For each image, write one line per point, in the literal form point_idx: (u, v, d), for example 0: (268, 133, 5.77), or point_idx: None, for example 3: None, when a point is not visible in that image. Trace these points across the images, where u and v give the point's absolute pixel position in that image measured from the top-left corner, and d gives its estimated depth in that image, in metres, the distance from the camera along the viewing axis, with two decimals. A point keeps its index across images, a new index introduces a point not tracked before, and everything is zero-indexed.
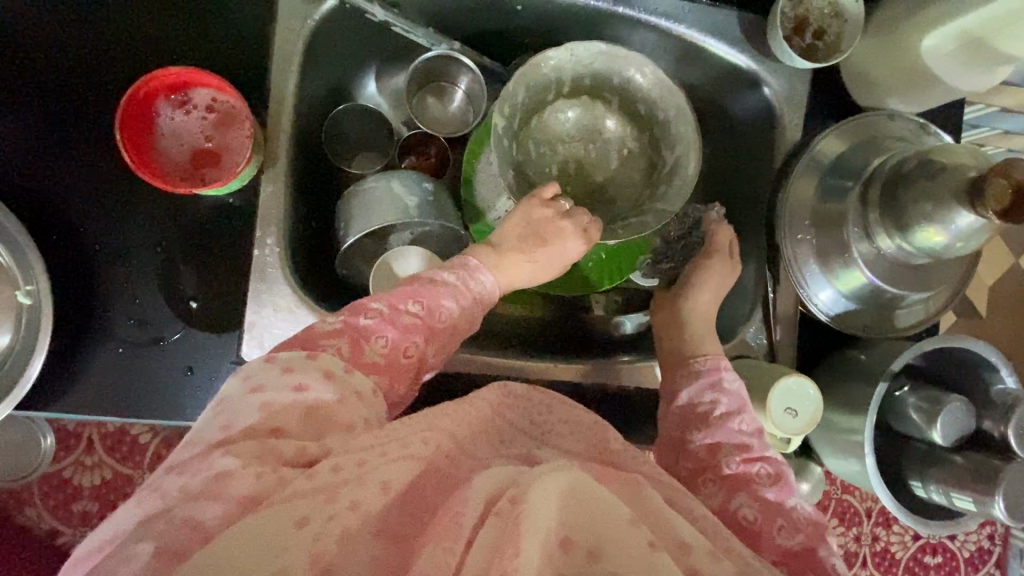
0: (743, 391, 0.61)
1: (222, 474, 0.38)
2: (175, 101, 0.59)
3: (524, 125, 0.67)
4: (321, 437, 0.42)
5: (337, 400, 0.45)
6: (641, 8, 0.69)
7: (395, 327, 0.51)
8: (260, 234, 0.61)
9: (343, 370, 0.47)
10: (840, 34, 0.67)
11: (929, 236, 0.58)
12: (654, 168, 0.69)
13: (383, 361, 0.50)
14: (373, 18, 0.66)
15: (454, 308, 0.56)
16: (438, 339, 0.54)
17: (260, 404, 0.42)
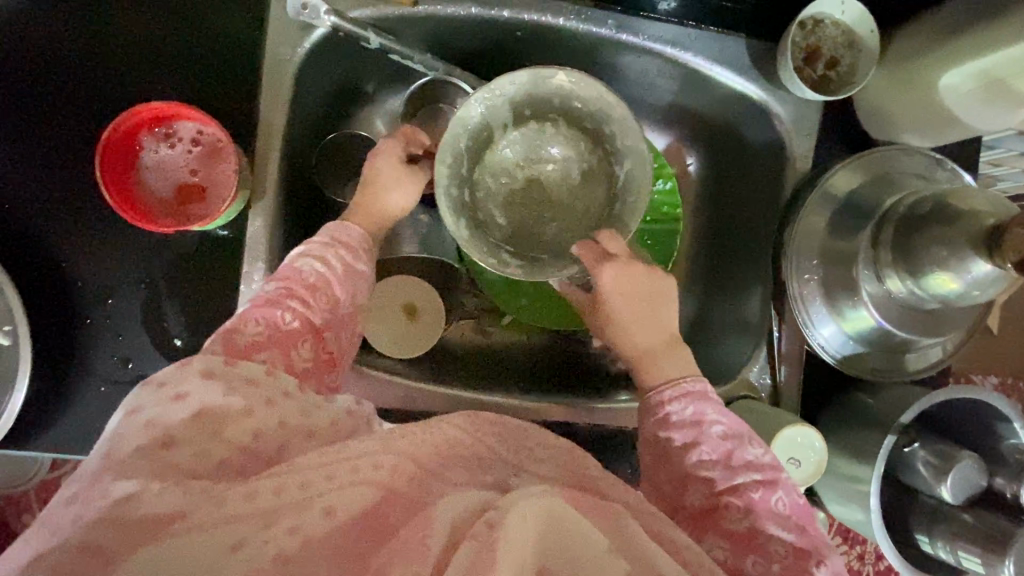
0: (698, 417, 0.53)
1: (123, 498, 0.36)
2: (159, 134, 0.57)
3: (473, 167, 0.62)
4: (237, 424, 0.42)
5: (226, 398, 0.43)
6: (645, 35, 0.66)
7: (268, 306, 0.51)
8: (248, 270, 0.60)
9: (225, 364, 0.45)
10: (853, 65, 0.64)
11: (942, 283, 0.55)
12: (615, 180, 0.62)
13: (265, 337, 0.49)
14: (369, 44, 0.63)
15: (309, 265, 0.53)
16: (318, 298, 0.52)
17: (145, 422, 0.40)
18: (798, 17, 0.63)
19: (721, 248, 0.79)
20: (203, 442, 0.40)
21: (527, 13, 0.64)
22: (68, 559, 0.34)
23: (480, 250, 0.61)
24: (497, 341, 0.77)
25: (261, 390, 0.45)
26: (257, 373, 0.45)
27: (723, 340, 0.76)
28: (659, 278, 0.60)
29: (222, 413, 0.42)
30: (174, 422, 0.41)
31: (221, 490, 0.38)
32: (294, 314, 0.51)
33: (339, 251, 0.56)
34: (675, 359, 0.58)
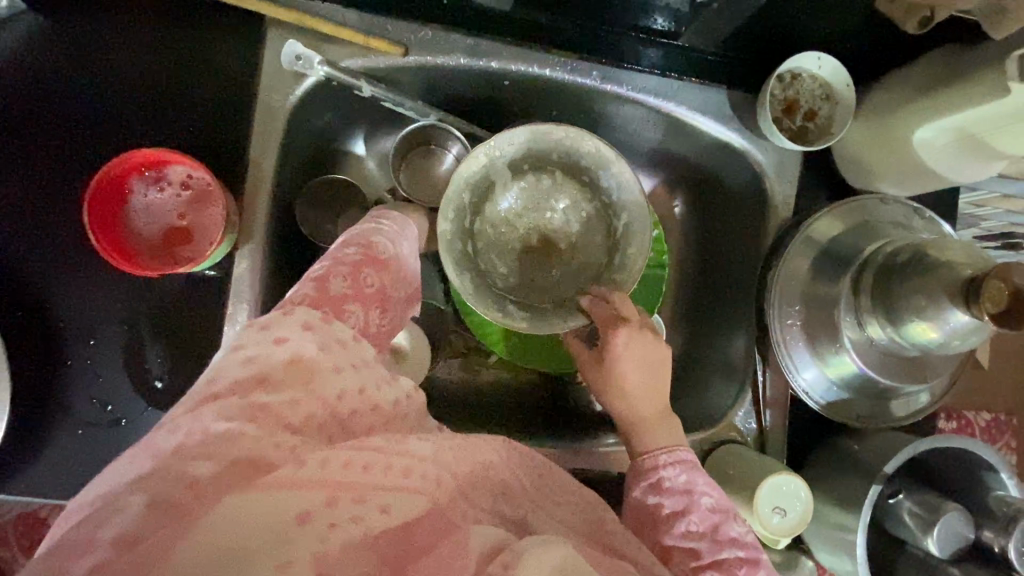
0: (691, 485, 0.51)
1: (223, 434, 0.36)
2: (149, 178, 0.58)
3: (474, 219, 0.63)
4: (327, 377, 0.42)
5: (319, 351, 0.43)
6: (631, 86, 0.68)
7: (348, 267, 0.51)
8: (232, 311, 0.60)
9: (321, 320, 0.45)
10: (831, 117, 0.66)
11: (922, 331, 0.56)
12: (613, 232, 0.64)
13: (352, 293, 0.50)
14: (361, 93, 0.65)
15: (386, 241, 0.56)
16: (391, 271, 0.54)
17: (247, 360, 0.41)
18: (776, 71, 0.66)
19: (706, 290, 0.80)
20: (294, 391, 0.40)
21: (514, 64, 0.66)
22: (170, 489, 0.34)
23: (486, 304, 0.60)
24: (484, 380, 0.78)
25: (353, 350, 0.45)
26: (346, 331, 0.45)
27: (711, 381, 0.76)
28: (654, 342, 0.57)
29: (315, 366, 0.42)
30: (273, 371, 0.40)
31: (305, 452, 0.38)
32: (377, 283, 0.52)
33: (407, 238, 0.60)
34: (668, 425, 0.56)
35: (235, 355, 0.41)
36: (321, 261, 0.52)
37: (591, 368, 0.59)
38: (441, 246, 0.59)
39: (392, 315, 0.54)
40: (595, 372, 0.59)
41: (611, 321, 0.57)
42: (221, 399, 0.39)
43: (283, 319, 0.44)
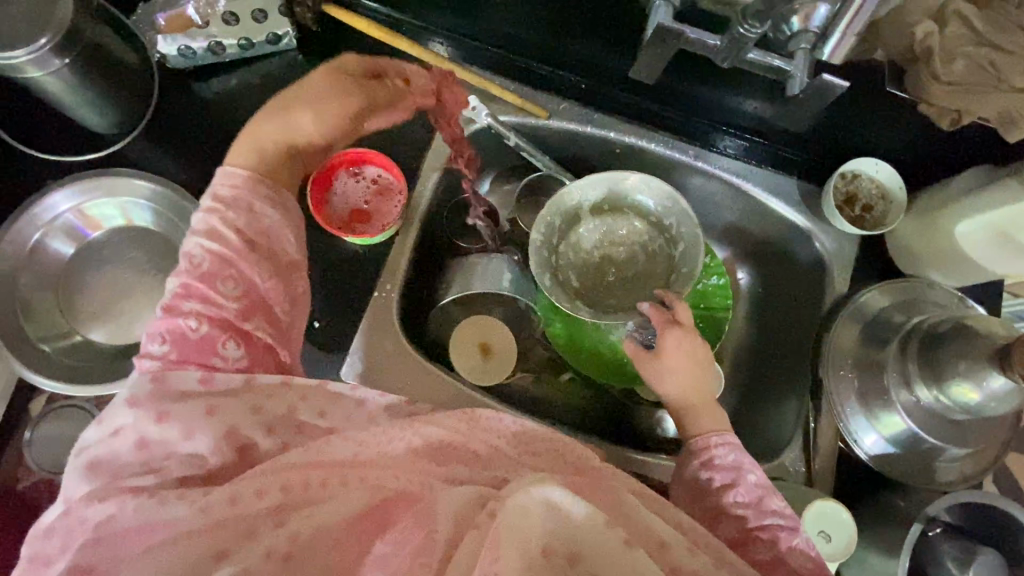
0: (738, 463, 0.62)
1: (105, 520, 0.49)
2: (351, 171, 0.80)
3: (561, 240, 0.83)
4: (181, 447, 0.53)
5: (152, 425, 0.52)
6: (716, 166, 0.85)
7: (173, 314, 0.56)
8: (383, 281, 0.80)
9: (141, 394, 0.53)
10: (885, 212, 0.80)
11: (964, 392, 0.65)
12: (672, 260, 0.82)
13: (171, 347, 0.55)
14: (508, 142, 0.85)
15: (198, 254, 0.58)
16: (220, 286, 0.57)
17: (90, 462, 0.51)
18: (841, 169, 0.80)
19: (761, 349, 0.90)
20: (158, 464, 0.52)
21: (626, 137, 0.84)
22: (87, 555, 0.48)
23: (565, 302, 0.80)
24: (559, 393, 0.89)
25: (204, 399, 0.54)
26: (191, 385, 0.54)
27: (762, 425, 0.85)
28: (704, 346, 0.70)
29: (159, 441, 0.52)
30: (121, 456, 0.52)
31: (195, 495, 0.50)
32: (200, 319, 0.56)
33: (222, 214, 0.60)
34: (711, 414, 0.67)
35: (83, 457, 0.52)
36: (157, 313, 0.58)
37: (647, 362, 0.69)
38: (533, 254, 0.79)
39: (253, 336, 0.58)
40: (653, 365, 0.69)
41: (665, 322, 0.70)
42: (98, 491, 0.50)
43: (111, 411, 0.54)
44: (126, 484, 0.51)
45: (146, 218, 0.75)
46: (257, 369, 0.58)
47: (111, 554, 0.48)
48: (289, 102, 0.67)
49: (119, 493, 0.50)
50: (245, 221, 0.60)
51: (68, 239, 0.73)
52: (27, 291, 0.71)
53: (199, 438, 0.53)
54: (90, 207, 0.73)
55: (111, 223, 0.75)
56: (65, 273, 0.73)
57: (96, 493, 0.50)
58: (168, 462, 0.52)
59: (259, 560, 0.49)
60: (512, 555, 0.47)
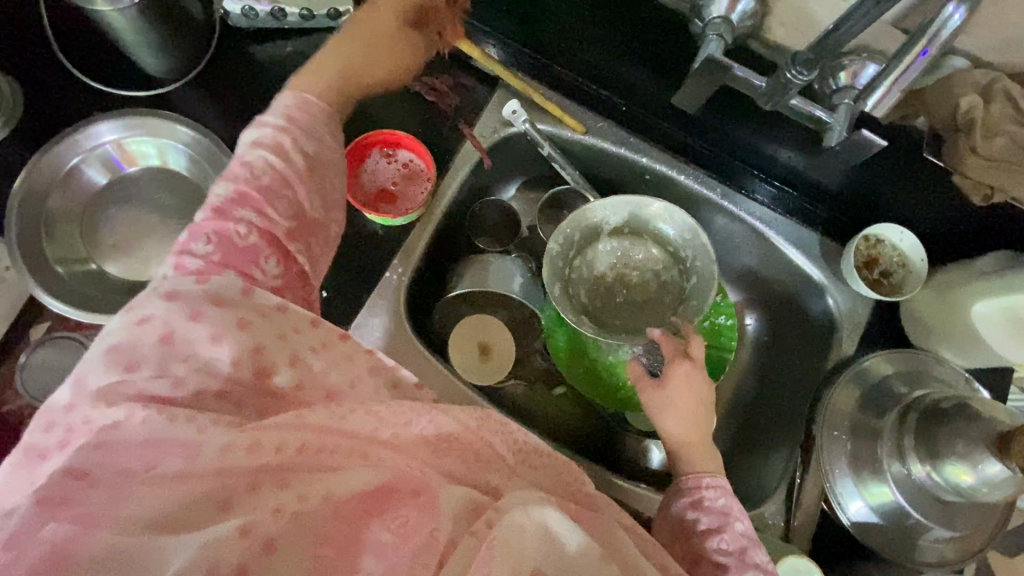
0: (727, 509, 0.60)
1: (112, 425, 0.46)
2: (384, 152, 0.81)
3: (577, 255, 0.83)
4: (203, 362, 0.51)
5: (183, 322, 0.51)
6: (741, 208, 0.85)
7: (221, 216, 0.55)
8: (396, 262, 0.80)
9: (178, 288, 0.52)
10: (904, 280, 0.80)
11: (957, 472, 0.64)
12: (683, 292, 0.82)
13: (212, 247, 0.54)
14: (541, 151, 0.86)
15: (259, 163, 0.57)
16: (274, 205, 0.57)
17: (114, 348, 0.49)
18: (864, 232, 0.80)
19: (758, 397, 0.90)
20: (179, 375, 0.50)
21: (658, 164, 0.85)
22: (82, 460, 0.45)
23: (570, 314, 0.80)
24: (550, 406, 0.89)
25: (236, 312, 0.52)
26: (231, 289, 0.53)
27: (747, 474, 0.85)
28: (708, 384, 0.70)
29: (185, 344, 0.51)
30: (144, 350, 0.50)
31: (208, 429, 0.47)
32: (250, 229, 0.56)
33: (292, 135, 0.60)
34: (707, 452, 0.66)
35: (103, 343, 0.50)
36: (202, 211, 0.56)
37: (650, 390, 0.69)
38: (547, 262, 0.79)
39: (293, 259, 0.58)
40: (654, 395, 0.69)
41: (676, 354, 0.70)
42: (114, 389, 0.48)
43: (142, 301, 0.52)
44: (147, 387, 0.49)
45: (181, 163, 0.77)
46: (288, 291, 0.58)
47: (112, 463, 0.45)
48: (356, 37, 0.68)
49: (133, 398, 0.48)
50: (312, 148, 0.61)
51: (104, 169, 0.75)
52: (55, 211, 0.73)
53: (225, 346, 0.51)
54: (130, 143, 0.75)
55: (147, 160, 0.77)
56: (92, 200, 0.75)
57: (106, 394, 0.48)
58: (188, 372, 0.50)
59: (269, 514, 0.45)
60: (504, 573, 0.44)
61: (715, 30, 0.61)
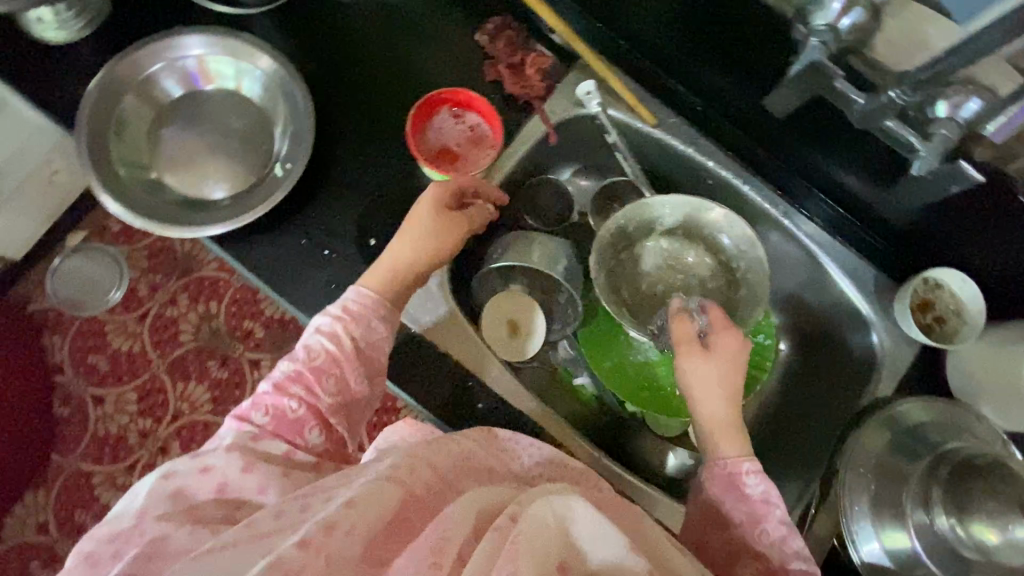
0: (767, 497, 0.60)
1: (159, 537, 0.48)
2: (453, 112, 0.79)
3: (626, 247, 0.82)
4: (251, 494, 0.54)
5: (240, 471, 0.56)
6: (799, 229, 0.83)
7: (279, 392, 0.62)
8: None
9: (240, 448, 0.58)
10: (957, 330, 0.78)
11: (984, 530, 0.64)
12: (727, 303, 0.81)
13: (269, 421, 0.61)
14: (607, 138, 0.85)
15: (316, 346, 0.63)
16: (323, 382, 0.63)
17: (174, 490, 0.53)
18: (924, 273, 0.79)
19: (779, 420, 0.89)
20: (227, 509, 0.53)
21: (723, 171, 0.83)
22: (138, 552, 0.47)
23: (612, 304, 0.78)
24: (569, 394, 0.89)
25: (283, 467, 0.57)
26: (277, 453, 0.59)
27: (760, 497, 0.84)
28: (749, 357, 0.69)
29: (238, 488, 0.54)
30: (200, 493, 0.53)
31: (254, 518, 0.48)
32: (302, 404, 0.62)
33: (347, 323, 0.65)
34: (729, 435, 0.65)
35: (167, 483, 0.53)
36: (265, 386, 0.63)
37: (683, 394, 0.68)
38: (597, 248, 0.78)
39: (335, 428, 0.63)
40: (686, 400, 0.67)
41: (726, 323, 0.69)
42: (172, 512, 0.51)
43: (207, 452, 0.57)
44: (204, 513, 0.52)
45: (255, 93, 0.77)
46: (328, 459, 0.62)
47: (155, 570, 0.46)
48: (406, 238, 0.71)
49: (188, 520, 0.50)
50: (363, 331, 0.66)
51: (180, 81, 0.76)
52: (125, 116, 0.74)
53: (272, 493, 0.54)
54: (211, 61, 0.75)
55: (224, 81, 0.77)
56: (163, 110, 0.76)
57: (167, 516, 0.51)
58: (235, 511, 0.53)
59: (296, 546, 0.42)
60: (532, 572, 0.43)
61: (819, 37, 0.59)
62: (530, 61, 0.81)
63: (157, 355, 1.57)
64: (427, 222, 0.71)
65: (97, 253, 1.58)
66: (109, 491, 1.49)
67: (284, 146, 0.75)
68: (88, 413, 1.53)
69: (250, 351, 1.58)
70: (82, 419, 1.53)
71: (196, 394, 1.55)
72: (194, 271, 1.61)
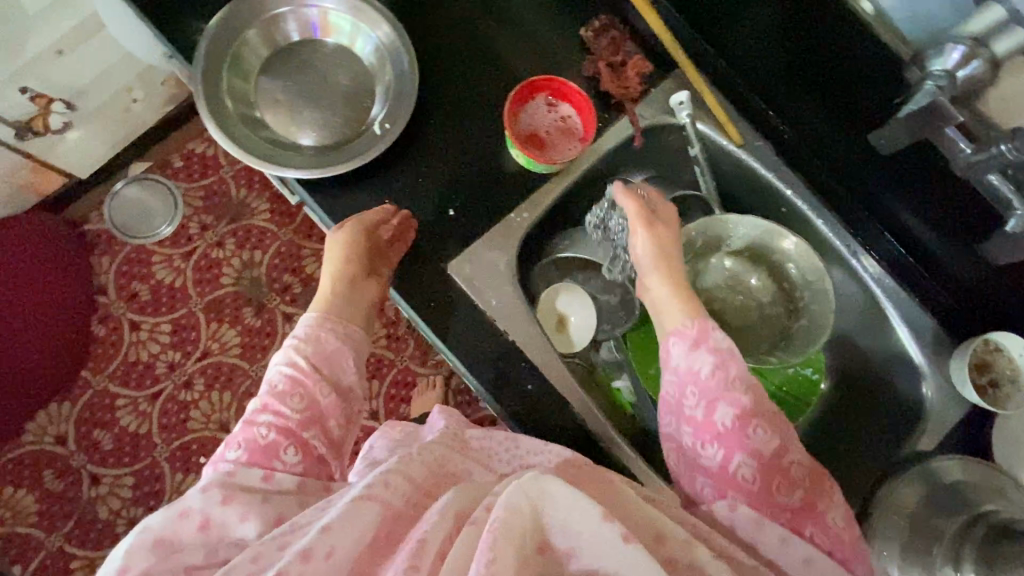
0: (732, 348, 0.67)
1: None
2: (549, 100, 0.81)
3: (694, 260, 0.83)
4: (238, 523, 0.58)
5: (220, 505, 0.58)
6: (865, 271, 0.84)
7: (251, 424, 0.66)
8: (524, 207, 0.80)
9: (219, 483, 0.60)
10: (1008, 395, 0.78)
11: None
12: (786, 330, 0.82)
13: (244, 453, 0.64)
14: (690, 151, 0.86)
15: (278, 378, 0.68)
16: (289, 403, 0.67)
17: (154, 539, 0.56)
18: (985, 335, 0.78)
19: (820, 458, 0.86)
20: (213, 544, 0.57)
21: (798, 200, 0.85)
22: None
23: None
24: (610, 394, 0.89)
25: (263, 493, 0.61)
26: (254, 481, 0.62)
27: None
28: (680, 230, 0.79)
29: (220, 522, 0.58)
30: (182, 537, 0.57)
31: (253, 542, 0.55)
32: (270, 428, 0.65)
33: (301, 352, 0.69)
34: (687, 303, 0.72)
35: (144, 535, 0.56)
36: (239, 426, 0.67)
37: None
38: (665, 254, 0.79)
39: (311, 444, 0.66)
40: None
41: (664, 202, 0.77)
42: (159, 559, 0.55)
43: (182, 495, 0.59)
44: (187, 559, 0.56)
45: (365, 53, 0.79)
46: (311, 474, 0.65)
47: None
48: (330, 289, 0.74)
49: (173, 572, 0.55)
50: (317, 353, 0.70)
51: (300, 28, 0.78)
52: (242, 54, 0.76)
53: (251, 523, 0.58)
54: (333, 15, 0.78)
55: (339, 36, 0.79)
56: (276, 53, 0.78)
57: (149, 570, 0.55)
58: (219, 547, 0.57)
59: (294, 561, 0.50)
60: (510, 552, 0.48)
61: (934, 81, 0.59)
62: (631, 63, 0.82)
63: (196, 292, 1.60)
64: (343, 265, 0.74)
65: (155, 184, 1.62)
66: (130, 416, 1.53)
67: (383, 111, 0.78)
68: (122, 337, 1.57)
69: (285, 304, 1.61)
70: (115, 342, 1.56)
71: (227, 336, 1.59)
72: (244, 219, 1.64)
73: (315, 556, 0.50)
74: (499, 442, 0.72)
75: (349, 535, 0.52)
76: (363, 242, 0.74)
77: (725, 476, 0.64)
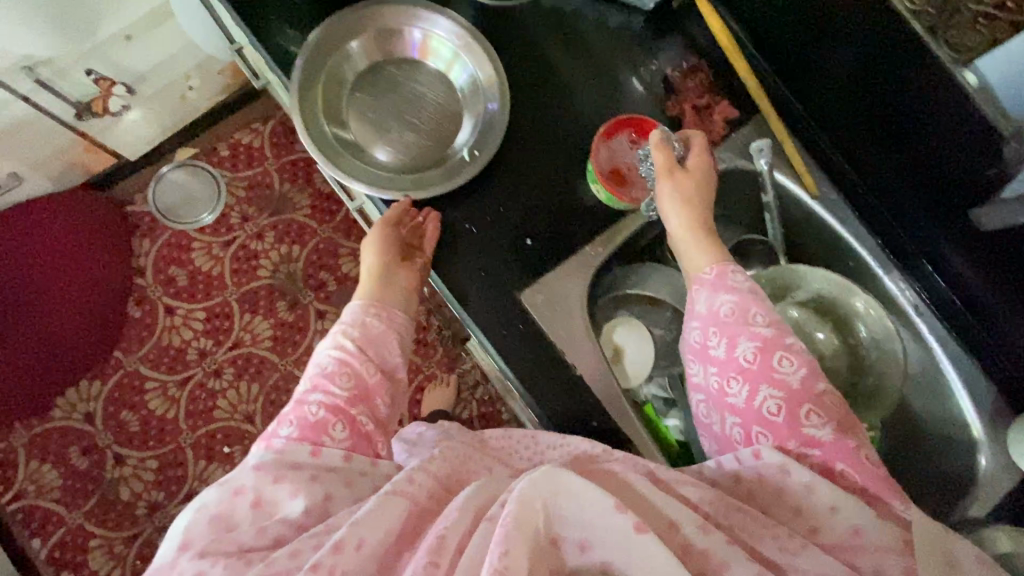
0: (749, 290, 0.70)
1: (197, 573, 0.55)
2: (634, 138, 0.80)
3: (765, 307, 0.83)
4: (288, 506, 0.59)
5: (272, 484, 0.60)
6: (928, 332, 0.85)
7: (298, 405, 0.68)
8: (600, 242, 0.81)
9: (270, 462, 0.62)
10: None
11: None
12: (851, 389, 0.82)
13: (296, 428, 0.66)
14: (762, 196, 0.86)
15: (327, 360, 0.71)
16: (337, 382, 0.69)
17: (211, 517, 0.58)
18: None
19: None
20: (265, 521, 0.59)
21: (866, 256, 0.86)
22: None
23: None
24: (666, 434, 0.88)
25: (311, 469, 0.62)
26: (303, 456, 0.63)
27: None
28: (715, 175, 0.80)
29: (271, 500, 0.60)
30: (236, 514, 0.59)
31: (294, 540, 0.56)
32: (320, 405, 0.67)
33: (346, 334, 0.73)
34: (707, 247, 0.74)
35: (200, 515, 0.58)
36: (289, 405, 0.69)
37: None
38: None
39: (358, 421, 0.68)
40: None
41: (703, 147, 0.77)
42: (212, 538, 0.57)
43: (236, 474, 0.62)
44: (241, 535, 0.57)
45: (460, 81, 0.80)
46: (357, 451, 0.66)
47: None
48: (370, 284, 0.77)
49: (225, 550, 0.56)
50: (362, 335, 0.73)
51: (400, 49, 0.80)
52: (344, 70, 0.78)
53: (300, 497, 0.60)
54: (434, 39, 0.79)
55: (437, 60, 0.80)
56: (372, 68, 0.80)
57: (204, 548, 0.56)
58: (270, 522, 0.59)
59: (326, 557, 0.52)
60: (524, 551, 0.50)
61: None
62: (717, 108, 0.83)
63: (233, 282, 1.61)
64: (383, 259, 0.77)
65: (201, 170, 1.63)
66: (158, 399, 1.54)
67: (471, 138, 0.79)
68: (156, 321, 1.58)
69: (319, 302, 1.61)
70: (150, 325, 1.57)
71: (259, 328, 1.59)
72: (285, 213, 1.65)
73: (346, 548, 0.53)
74: (518, 439, 0.71)
75: (376, 529, 0.54)
76: (395, 239, 0.77)
77: (754, 413, 0.65)
